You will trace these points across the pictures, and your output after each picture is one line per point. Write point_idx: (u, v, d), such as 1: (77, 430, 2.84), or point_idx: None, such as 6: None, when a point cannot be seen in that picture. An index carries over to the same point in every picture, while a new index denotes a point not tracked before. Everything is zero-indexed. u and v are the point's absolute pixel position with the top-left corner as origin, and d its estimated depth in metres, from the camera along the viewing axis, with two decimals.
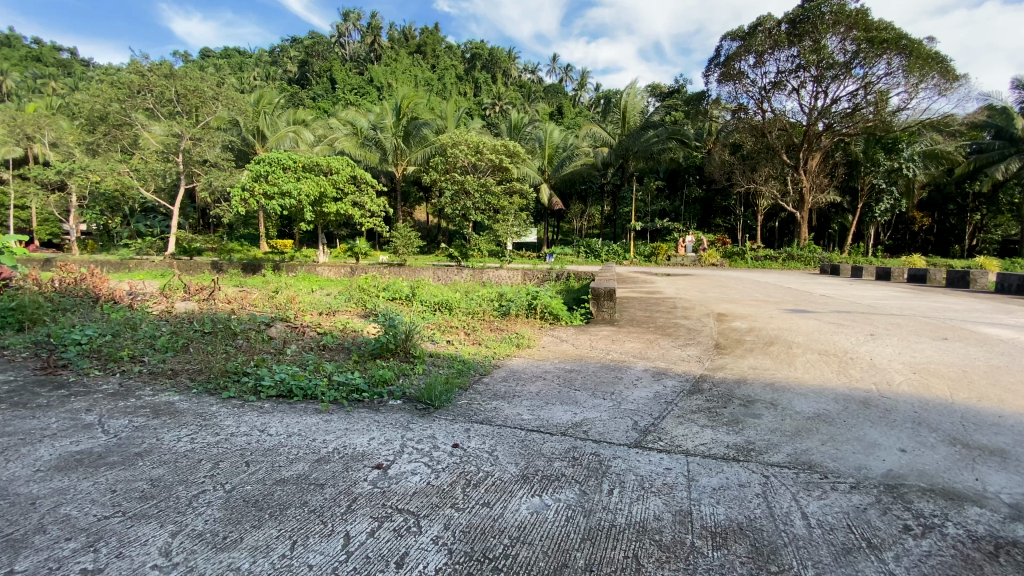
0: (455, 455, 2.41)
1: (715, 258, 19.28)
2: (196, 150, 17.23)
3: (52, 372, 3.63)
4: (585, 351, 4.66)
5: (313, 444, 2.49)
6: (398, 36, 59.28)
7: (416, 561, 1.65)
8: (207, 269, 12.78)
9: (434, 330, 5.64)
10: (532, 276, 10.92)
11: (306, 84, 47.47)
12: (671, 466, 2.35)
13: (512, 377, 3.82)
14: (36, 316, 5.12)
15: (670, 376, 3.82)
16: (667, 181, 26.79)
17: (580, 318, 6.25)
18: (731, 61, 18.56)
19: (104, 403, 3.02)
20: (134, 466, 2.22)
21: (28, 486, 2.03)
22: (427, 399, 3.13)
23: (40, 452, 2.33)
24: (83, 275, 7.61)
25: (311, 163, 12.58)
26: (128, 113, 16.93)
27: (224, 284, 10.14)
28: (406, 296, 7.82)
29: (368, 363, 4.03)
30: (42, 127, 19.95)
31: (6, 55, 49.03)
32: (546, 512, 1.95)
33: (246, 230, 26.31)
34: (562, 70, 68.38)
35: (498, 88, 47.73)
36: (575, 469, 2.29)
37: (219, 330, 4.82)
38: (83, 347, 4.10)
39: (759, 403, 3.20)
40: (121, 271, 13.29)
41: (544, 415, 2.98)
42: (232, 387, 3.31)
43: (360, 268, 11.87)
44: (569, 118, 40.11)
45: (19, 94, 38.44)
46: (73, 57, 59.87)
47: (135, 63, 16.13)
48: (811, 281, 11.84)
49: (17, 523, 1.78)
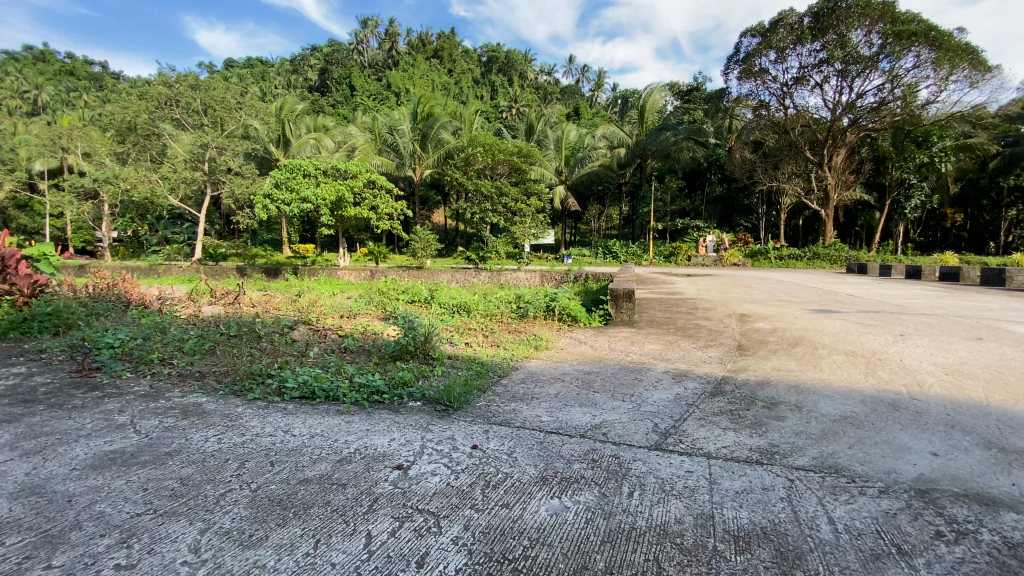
0: (475, 456, 2.42)
1: (736, 258, 18.95)
2: (221, 158, 17.68)
3: (87, 374, 3.77)
4: (603, 352, 4.65)
5: (336, 445, 2.54)
6: (415, 41, 59.82)
7: (436, 561, 1.66)
8: (233, 274, 13.15)
9: (453, 332, 5.73)
10: (551, 278, 10.79)
11: (325, 91, 48.33)
12: (691, 469, 2.32)
13: (531, 378, 3.83)
14: (71, 320, 5.33)
15: (692, 378, 3.76)
16: (687, 179, 26.22)
17: (599, 319, 6.24)
18: (752, 57, 18.29)
19: (137, 404, 3.12)
20: (165, 464, 2.29)
21: (64, 483, 2.11)
22: (446, 400, 3.16)
23: (75, 451, 2.43)
24: (114, 280, 7.85)
25: (330, 167, 12.67)
26: (156, 124, 17.63)
27: (249, 288, 10.42)
28: (425, 299, 7.84)
29: (389, 364, 4.08)
30: (75, 138, 20.50)
31: (41, 71, 51.10)
32: (566, 513, 1.95)
33: (270, 235, 26.91)
34: (579, 71, 67.75)
35: (512, 89, 47.77)
36: (594, 471, 2.28)
37: (245, 332, 4.94)
38: (116, 350, 4.25)
39: (784, 405, 3.13)
40: (151, 276, 13.66)
41: (563, 417, 2.98)
42: (257, 389, 3.38)
43: (380, 272, 12.06)
44: (587, 118, 40.11)
45: (55, 108, 40.18)
46: (105, 71, 61.84)
47: (163, 76, 16.87)
48: (838, 281, 11.48)
49: (55, 518, 1.86)
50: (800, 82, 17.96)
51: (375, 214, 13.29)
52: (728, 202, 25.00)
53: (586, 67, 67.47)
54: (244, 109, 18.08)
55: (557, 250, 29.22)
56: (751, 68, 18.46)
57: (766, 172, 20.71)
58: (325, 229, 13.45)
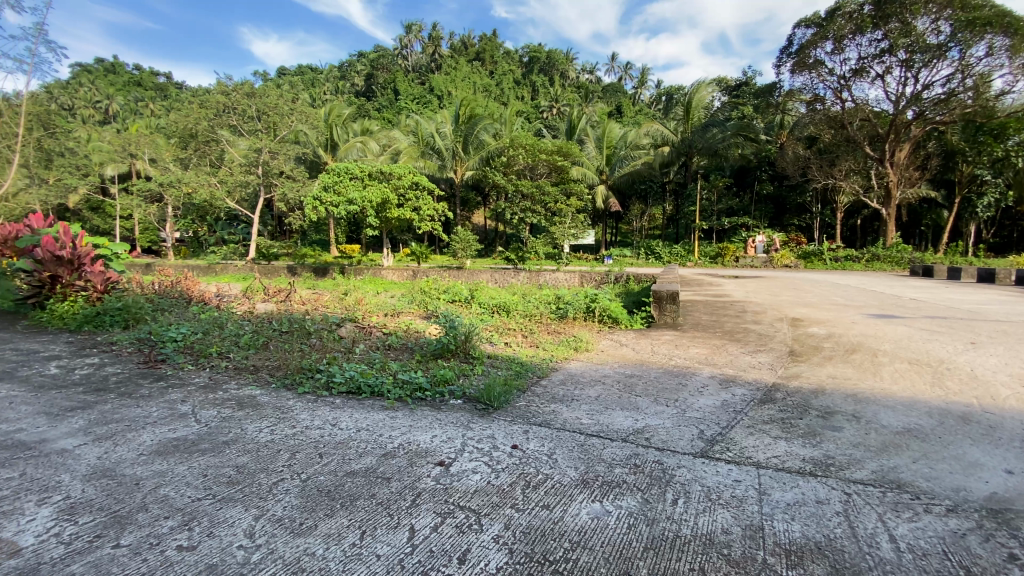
0: (515, 456, 2.43)
1: (788, 259, 18.10)
2: (274, 162, 18.51)
3: (153, 365, 4.03)
4: (646, 356, 4.55)
5: (380, 439, 2.60)
6: (458, 44, 60.63)
7: (477, 558, 1.68)
8: (284, 272, 13.76)
9: (493, 332, 5.78)
10: (590, 279, 10.69)
11: (371, 96, 49.76)
12: (739, 478, 2.24)
13: (571, 380, 3.79)
14: (139, 315, 5.73)
15: (740, 384, 3.63)
16: (735, 178, 25.34)
17: (641, 321, 6.12)
18: (806, 49, 17.49)
19: (197, 395, 3.31)
20: (223, 453, 2.42)
21: (132, 468, 2.27)
22: (486, 400, 3.18)
23: (143, 437, 2.60)
24: (177, 278, 8.37)
25: (376, 171, 13.02)
26: (215, 130, 18.65)
27: (299, 287, 10.87)
28: (465, 299, 7.94)
29: (431, 362, 4.16)
30: (142, 145, 22.40)
31: (113, 82, 55.04)
32: (607, 518, 1.92)
33: (318, 236, 27.97)
34: (621, 69, 66.77)
35: (553, 89, 47.53)
36: (637, 476, 2.24)
37: (295, 329, 5.15)
38: (179, 343, 4.53)
39: (840, 415, 2.97)
40: (209, 274, 14.47)
41: (604, 421, 2.93)
42: (307, 383, 3.52)
43: (421, 272, 12.28)
44: (629, 116, 39.47)
45: (126, 117, 43.19)
46: (170, 82, 65.74)
47: (222, 84, 17.85)
48: (900, 284, 10.79)
49: (124, 500, 1.99)
50: (859, 74, 17.02)
51: (416, 215, 13.55)
52: (779, 201, 23.97)
53: (629, 64, 66.38)
54: (295, 115, 18.89)
55: (598, 250, 28.87)
56: (805, 61, 17.65)
57: (821, 170, 19.86)
58: (370, 230, 13.84)
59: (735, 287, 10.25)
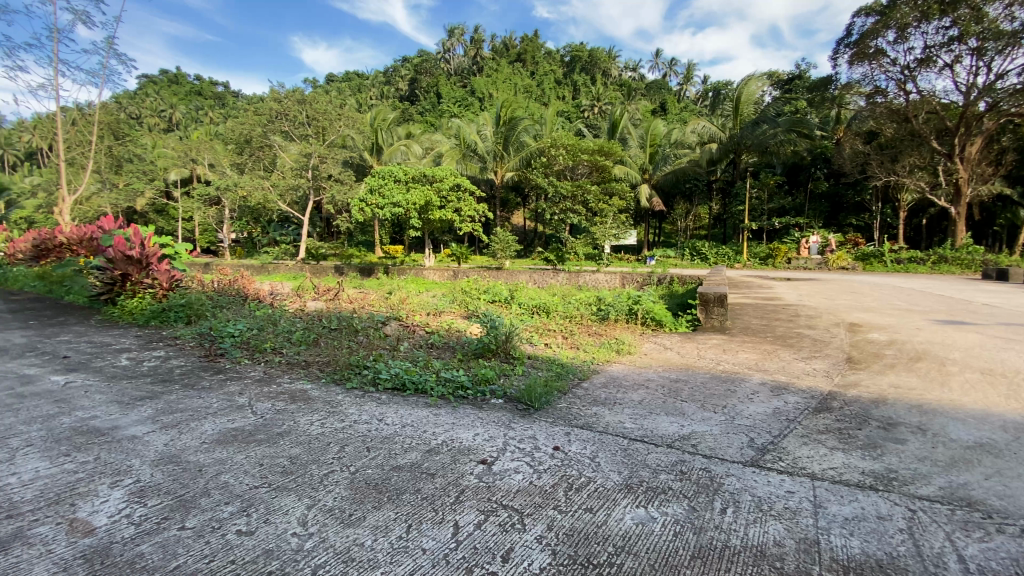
0: (557, 457, 2.42)
1: (845, 261, 16.94)
2: (323, 166, 19.22)
3: (213, 359, 4.28)
4: (691, 360, 4.43)
5: (424, 435, 2.66)
6: (499, 47, 61.04)
7: (521, 557, 1.68)
8: (331, 272, 14.29)
9: (533, 332, 5.77)
10: (632, 281, 10.52)
11: (415, 100, 50.87)
12: (793, 489, 2.14)
13: (613, 383, 3.74)
14: (200, 311, 6.08)
15: (793, 392, 3.47)
16: (786, 176, 24.29)
17: (686, 325, 5.97)
18: (865, 40, 16.55)
19: (253, 388, 3.48)
20: (277, 444, 2.53)
21: (196, 455, 2.41)
22: (527, 400, 3.19)
23: (205, 427, 2.77)
24: (235, 277, 8.82)
25: (419, 174, 13.33)
26: (268, 136, 19.57)
27: (346, 286, 11.24)
28: (506, 299, 7.99)
29: (472, 361, 4.20)
30: (203, 151, 23.78)
31: (177, 93, 58.69)
32: (652, 524, 1.88)
33: (363, 237, 28.82)
34: (666, 65, 65.34)
35: (595, 88, 47.03)
36: (683, 483, 2.19)
37: (343, 327, 5.34)
38: (236, 339, 4.79)
39: (903, 427, 2.79)
40: (262, 273, 15.20)
41: (648, 425, 2.88)
42: (354, 378, 3.64)
43: (462, 272, 12.44)
44: (674, 114, 38.55)
45: (188, 125, 45.92)
46: (228, 91, 69.44)
47: (275, 92, 18.72)
48: (972, 288, 10.00)
49: (189, 485, 2.12)
50: (924, 64, 15.96)
51: (457, 216, 13.75)
52: (835, 199, 22.77)
53: (674, 60, 64.79)
54: (343, 120, 19.58)
55: (640, 251, 28.32)
56: (864, 52, 16.70)
57: (882, 166, 18.55)
58: (413, 232, 14.17)
59: (787, 290, 9.80)
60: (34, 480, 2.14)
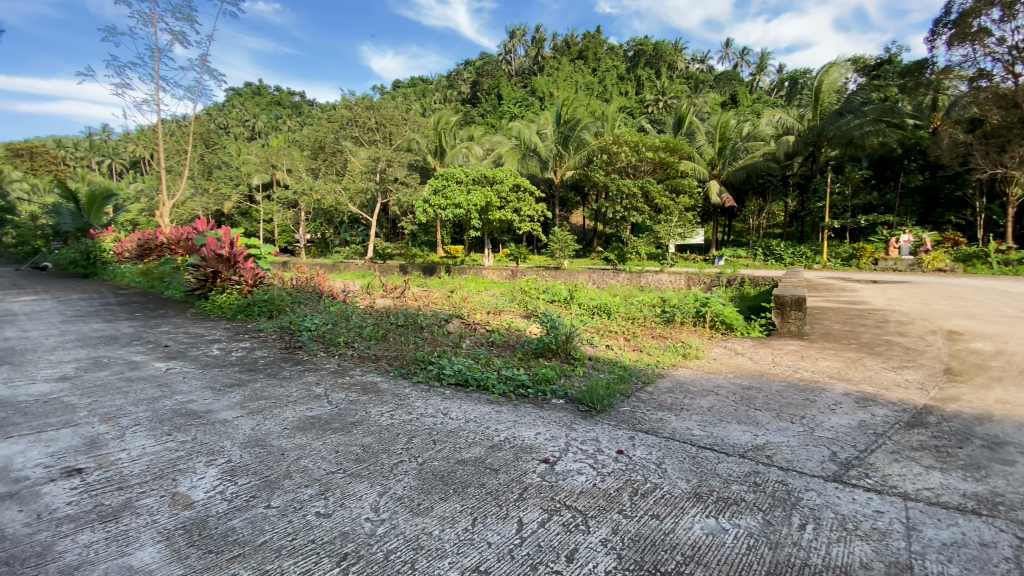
0: (621, 461, 2.38)
1: (943, 261, 15.40)
2: (390, 169, 20.03)
3: (293, 351, 4.59)
4: (765, 366, 4.20)
5: (487, 431, 2.71)
6: (561, 44, 60.63)
7: (585, 558, 1.67)
8: (397, 271, 14.86)
9: (594, 334, 5.70)
10: (699, 282, 10.10)
11: (477, 102, 51.69)
12: (881, 509, 1.98)
13: (680, 389, 3.62)
14: (281, 306, 6.53)
15: (882, 404, 3.19)
16: (873, 169, 22.37)
17: (759, 329, 5.66)
18: (966, 18, 14.91)
19: (328, 379, 3.70)
20: (351, 433, 2.67)
21: (279, 439, 2.60)
22: (589, 402, 3.16)
23: (286, 414, 2.97)
24: (310, 274, 9.39)
25: (480, 175, 13.53)
26: (340, 142, 20.65)
27: (411, 284, 11.64)
28: (565, 299, 7.95)
29: (533, 361, 4.22)
30: (281, 157, 25.48)
31: (260, 104, 63.31)
32: (724, 535, 1.81)
33: (426, 238, 29.71)
34: (737, 55, 62.07)
35: (660, 82, 45.55)
36: (757, 495, 2.08)
37: (409, 323, 5.54)
38: (313, 332, 5.10)
39: (1013, 447, 2.50)
40: (334, 272, 16.08)
41: (719, 433, 2.76)
42: (420, 373, 3.77)
43: (521, 271, 12.49)
44: (745, 107, 36.57)
45: (269, 133, 49.39)
46: (304, 100, 74.04)
47: (346, 100, 19.74)
48: None
49: (273, 467, 2.30)
50: None
51: (517, 215, 13.81)
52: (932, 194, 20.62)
53: (746, 49, 61.35)
54: (409, 124, 20.29)
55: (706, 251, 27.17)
56: (963, 32, 15.07)
57: (986, 157, 16.43)
58: (474, 232, 14.44)
59: (874, 293, 9.00)
60: (140, 457, 2.39)
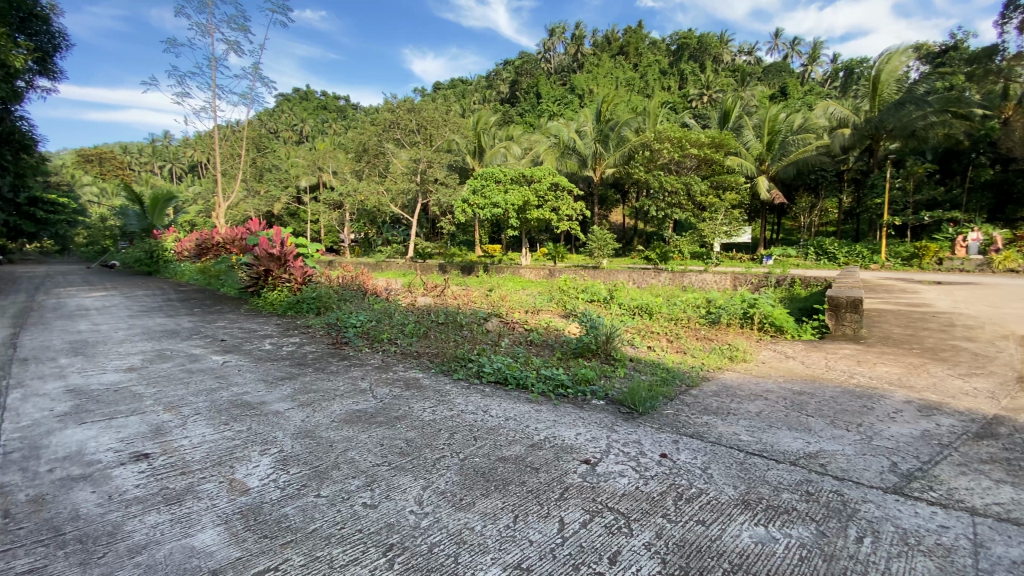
0: (664, 465, 2.33)
1: (1015, 262, 14.02)
2: (430, 170, 20.39)
3: (339, 347, 4.76)
4: (818, 371, 4.02)
5: (527, 430, 2.72)
6: (601, 40, 59.81)
7: (629, 561, 1.65)
8: (437, 270, 15.10)
9: (635, 334, 5.61)
10: (745, 282, 9.75)
11: (516, 101, 51.73)
12: (947, 525, 1.85)
13: (726, 392, 3.51)
14: (327, 303, 6.76)
15: (948, 413, 2.99)
16: (937, 163, 20.92)
17: (811, 332, 5.41)
18: None
19: (373, 374, 3.82)
20: (395, 427, 2.74)
21: (328, 432, 2.70)
22: (631, 404, 3.12)
23: (333, 407, 3.09)
24: (355, 273, 9.68)
25: (518, 174, 13.58)
26: (383, 144, 21.16)
27: (451, 283, 11.81)
28: (605, 299, 7.86)
29: (572, 361, 4.20)
30: (327, 160, 26.38)
31: (307, 109, 65.71)
32: (774, 545, 1.74)
33: (466, 237, 30.04)
34: (788, 45, 59.40)
35: (705, 76, 44.20)
36: (810, 505, 1.99)
37: (449, 322, 5.62)
38: (358, 329, 5.27)
39: None
40: (376, 271, 16.52)
41: (768, 439, 2.66)
42: (460, 370, 3.83)
43: (559, 271, 12.43)
44: (795, 99, 34.97)
45: (316, 137, 51.17)
46: (349, 104, 76.27)
47: (389, 103, 20.23)
48: None
49: (322, 457, 2.39)
50: None
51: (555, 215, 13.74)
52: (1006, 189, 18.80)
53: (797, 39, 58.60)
54: (449, 125, 20.57)
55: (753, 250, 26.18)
56: None
57: None
58: (512, 231, 14.50)
59: (939, 295, 8.42)
60: (201, 444, 2.54)
